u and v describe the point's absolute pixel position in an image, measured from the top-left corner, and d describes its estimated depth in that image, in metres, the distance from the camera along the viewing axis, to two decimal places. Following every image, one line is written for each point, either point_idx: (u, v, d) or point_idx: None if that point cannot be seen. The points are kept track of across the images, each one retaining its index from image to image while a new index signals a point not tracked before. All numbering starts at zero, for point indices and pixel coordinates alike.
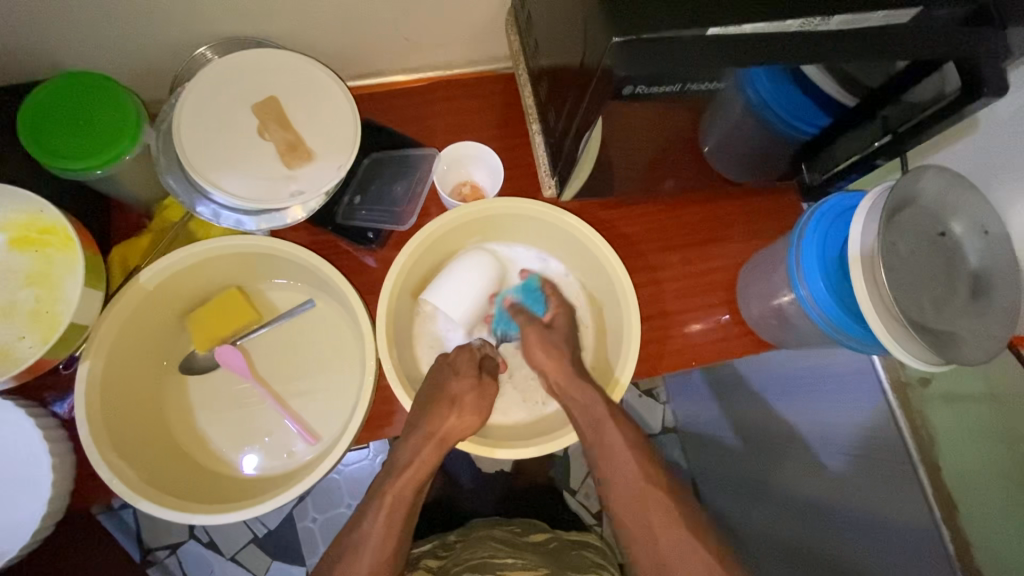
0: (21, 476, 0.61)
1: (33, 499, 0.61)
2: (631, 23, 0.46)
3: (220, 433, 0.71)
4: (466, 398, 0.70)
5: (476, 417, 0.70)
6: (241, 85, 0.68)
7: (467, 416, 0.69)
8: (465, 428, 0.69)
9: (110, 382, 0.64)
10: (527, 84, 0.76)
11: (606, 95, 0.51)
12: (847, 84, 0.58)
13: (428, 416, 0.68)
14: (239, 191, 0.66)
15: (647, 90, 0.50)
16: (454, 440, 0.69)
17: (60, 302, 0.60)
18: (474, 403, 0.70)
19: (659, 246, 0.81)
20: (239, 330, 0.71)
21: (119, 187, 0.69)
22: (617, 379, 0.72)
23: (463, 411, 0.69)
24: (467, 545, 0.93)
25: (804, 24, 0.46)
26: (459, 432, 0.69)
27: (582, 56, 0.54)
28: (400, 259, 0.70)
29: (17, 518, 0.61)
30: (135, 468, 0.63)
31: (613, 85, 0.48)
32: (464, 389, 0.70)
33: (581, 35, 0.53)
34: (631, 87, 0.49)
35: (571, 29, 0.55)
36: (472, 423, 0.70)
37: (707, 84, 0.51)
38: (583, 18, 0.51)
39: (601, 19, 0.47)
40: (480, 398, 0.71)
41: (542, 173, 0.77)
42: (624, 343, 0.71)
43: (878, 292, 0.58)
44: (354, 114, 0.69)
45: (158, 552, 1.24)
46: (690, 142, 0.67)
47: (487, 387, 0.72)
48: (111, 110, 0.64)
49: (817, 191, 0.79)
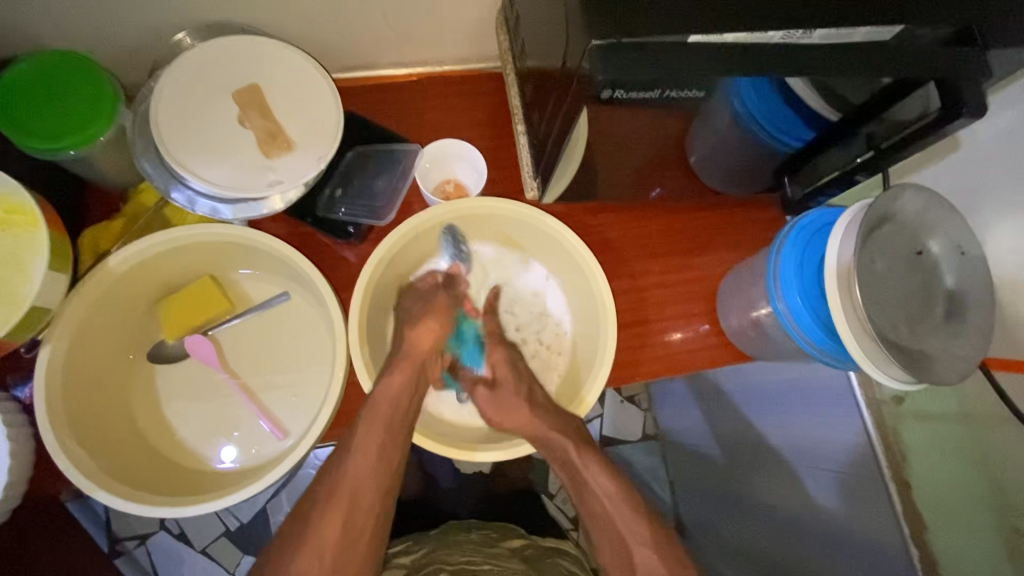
0: None
1: None
2: (612, 27, 0.45)
3: (185, 425, 0.69)
4: (416, 310, 0.72)
5: (443, 322, 0.72)
6: (223, 73, 0.67)
7: (431, 324, 0.71)
8: (426, 335, 0.70)
9: (72, 369, 0.62)
10: (513, 84, 0.75)
11: (585, 99, 0.50)
12: (831, 98, 0.58)
13: (393, 375, 0.65)
14: (218, 179, 0.65)
15: (626, 95, 0.50)
16: (416, 352, 0.69)
17: (21, 285, 0.58)
18: (434, 311, 0.72)
19: (642, 253, 0.81)
20: (211, 319, 0.70)
21: (93, 170, 0.68)
22: (582, 399, 0.70)
23: (426, 321, 0.71)
24: (442, 544, 0.93)
25: (786, 36, 0.46)
26: (422, 339, 0.70)
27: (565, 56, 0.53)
28: (388, 240, 0.70)
29: None
30: (96, 457, 0.61)
31: (592, 90, 0.48)
32: (415, 308, 0.72)
33: (564, 35, 0.52)
34: (610, 92, 0.49)
35: (558, 29, 0.55)
36: (434, 327, 0.71)
37: (691, 92, 0.51)
38: (566, 19, 0.51)
39: (582, 19, 0.46)
40: (432, 308, 0.72)
41: (525, 174, 0.76)
42: (598, 361, 0.69)
43: (851, 306, 0.58)
44: (337, 107, 0.68)
45: (127, 542, 1.23)
46: (677, 149, 0.68)
47: (437, 300, 0.73)
48: (87, 91, 0.62)
49: (798, 206, 0.79)
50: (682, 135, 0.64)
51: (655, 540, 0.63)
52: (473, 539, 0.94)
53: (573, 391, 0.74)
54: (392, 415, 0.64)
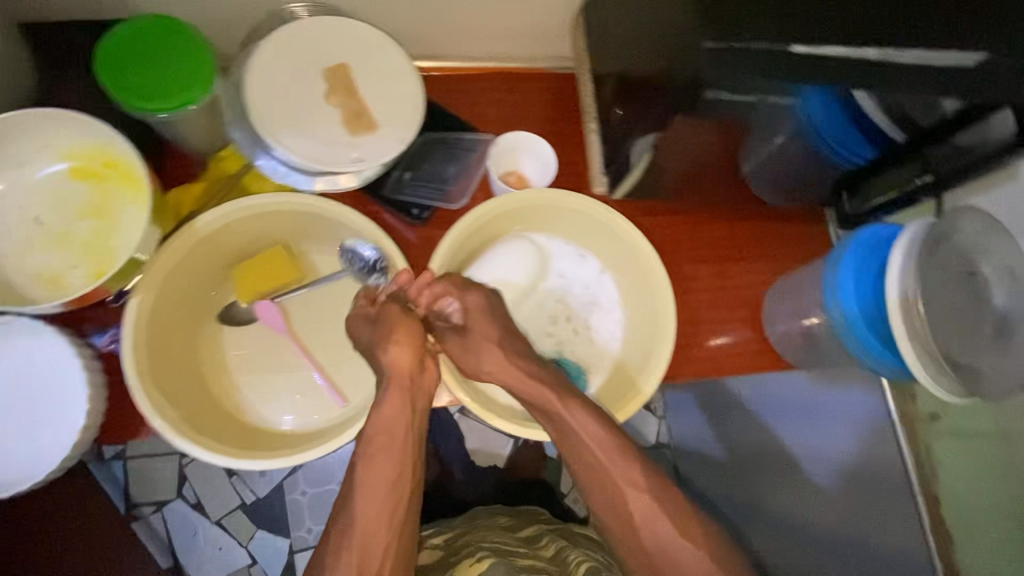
0: (65, 399, 0.64)
1: (73, 422, 0.63)
2: (726, 30, 0.49)
3: (252, 387, 0.71)
4: (378, 334, 0.66)
5: (412, 337, 0.65)
6: (316, 49, 0.69)
7: (400, 342, 0.65)
8: (400, 357, 0.65)
9: (155, 322, 0.65)
10: (587, 83, 0.80)
11: (689, 94, 0.52)
12: (898, 117, 0.63)
13: (384, 401, 0.65)
14: (301, 150, 0.67)
15: (730, 97, 0.52)
16: (391, 374, 0.65)
17: (115, 236, 0.64)
18: (406, 331, 0.66)
19: (690, 257, 0.84)
20: (281, 287, 0.72)
21: (180, 132, 0.70)
22: (636, 395, 0.71)
23: (394, 341, 0.65)
24: (469, 528, 0.95)
25: (880, 52, 0.48)
26: (396, 363, 0.65)
27: (665, 55, 0.56)
28: (442, 248, 0.70)
29: (58, 439, 0.63)
30: (175, 407, 0.64)
31: (698, 88, 0.51)
32: (377, 334, 0.66)
33: (670, 34, 0.55)
34: (714, 92, 0.52)
35: (660, 28, 0.57)
36: (408, 347, 0.65)
37: (779, 98, 0.54)
38: (680, 19, 0.53)
39: (699, 21, 0.50)
40: (402, 328, 0.66)
41: (595, 171, 0.80)
42: (647, 374, 0.70)
43: (921, 325, 0.60)
44: (420, 93, 0.71)
45: (143, 508, 1.23)
46: (731, 164, 0.71)
47: (400, 319, 0.66)
48: (188, 56, 0.64)
49: (852, 220, 0.80)
50: (751, 146, 0.67)
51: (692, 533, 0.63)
52: (500, 526, 0.95)
53: (625, 387, 0.74)
54: (397, 443, 0.64)
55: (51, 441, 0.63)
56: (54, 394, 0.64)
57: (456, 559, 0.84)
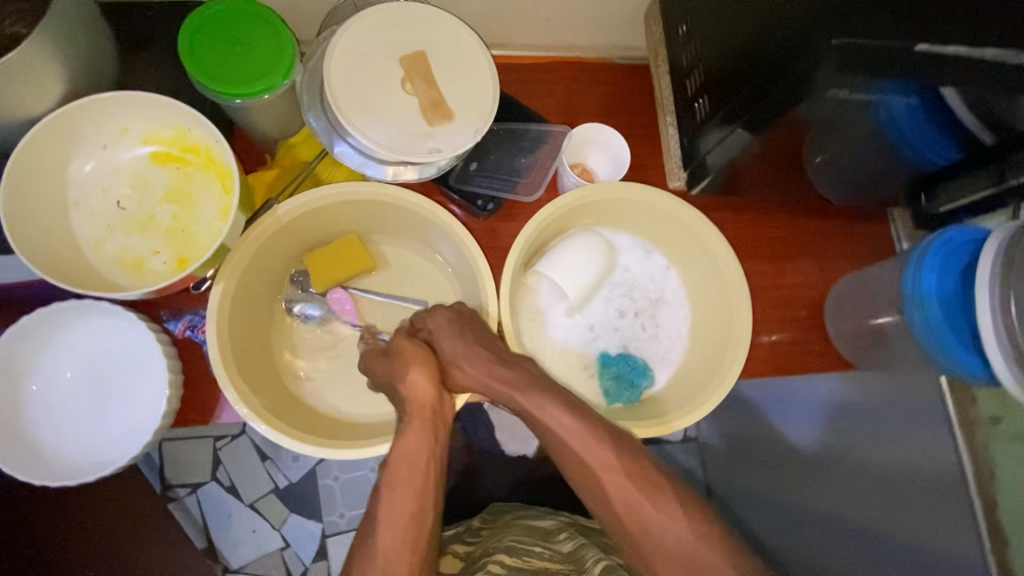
0: (150, 380, 0.65)
1: (155, 401, 0.64)
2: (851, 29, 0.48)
3: (320, 375, 0.72)
4: (392, 370, 0.66)
5: (427, 364, 0.66)
6: (396, 35, 0.67)
7: (419, 371, 0.65)
8: (423, 388, 0.65)
9: (236, 306, 0.65)
10: (664, 75, 0.78)
11: (800, 91, 0.52)
12: (990, 123, 0.58)
13: (406, 437, 0.63)
14: (381, 139, 0.65)
15: (848, 97, 0.50)
16: (412, 406, 0.64)
17: (194, 223, 0.63)
18: (422, 361, 0.66)
19: (750, 255, 0.83)
20: (353, 275, 0.72)
21: (254, 120, 0.69)
22: (664, 423, 0.70)
23: (413, 370, 0.65)
24: (496, 532, 0.84)
25: (1000, 53, 0.46)
26: (417, 392, 0.65)
27: (773, 45, 0.55)
28: (510, 267, 0.68)
29: (141, 417, 0.64)
30: (258, 394, 0.64)
31: (816, 87, 0.50)
32: (389, 371, 0.66)
33: (782, 27, 0.54)
34: (839, 91, 0.50)
35: (767, 21, 0.56)
36: (423, 378, 0.65)
37: (897, 98, 0.51)
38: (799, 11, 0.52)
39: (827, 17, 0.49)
40: (415, 359, 0.66)
41: (673, 166, 0.78)
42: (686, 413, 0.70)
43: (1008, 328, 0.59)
44: (496, 83, 0.68)
45: (178, 489, 1.22)
46: (799, 164, 0.66)
47: (408, 348, 0.66)
48: (268, 42, 0.64)
49: (935, 219, 0.79)
50: (818, 152, 0.64)
51: (722, 537, 0.61)
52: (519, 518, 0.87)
53: (692, 391, 0.73)
54: (419, 474, 0.63)
55: (136, 421, 0.65)
56: (137, 376, 0.66)
57: (475, 567, 0.75)
